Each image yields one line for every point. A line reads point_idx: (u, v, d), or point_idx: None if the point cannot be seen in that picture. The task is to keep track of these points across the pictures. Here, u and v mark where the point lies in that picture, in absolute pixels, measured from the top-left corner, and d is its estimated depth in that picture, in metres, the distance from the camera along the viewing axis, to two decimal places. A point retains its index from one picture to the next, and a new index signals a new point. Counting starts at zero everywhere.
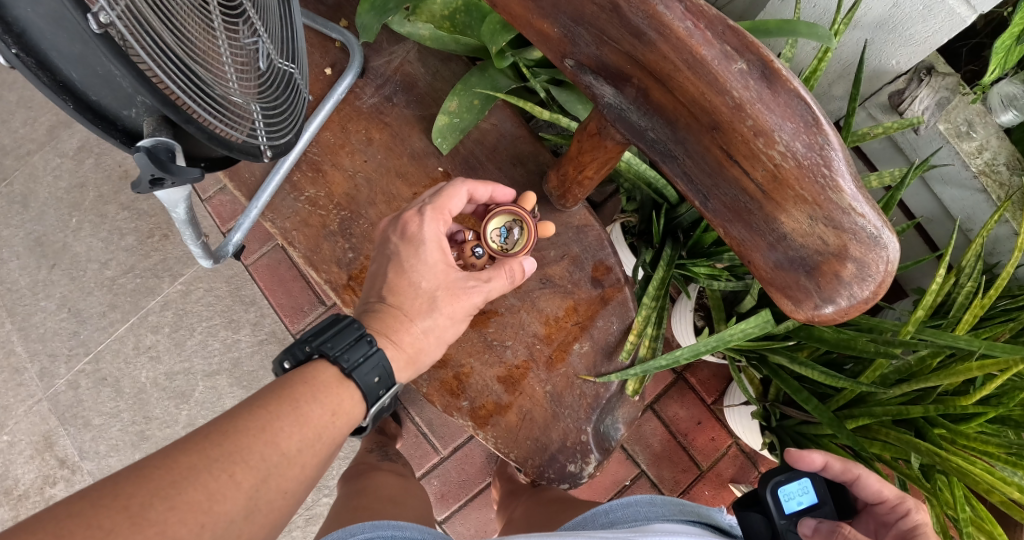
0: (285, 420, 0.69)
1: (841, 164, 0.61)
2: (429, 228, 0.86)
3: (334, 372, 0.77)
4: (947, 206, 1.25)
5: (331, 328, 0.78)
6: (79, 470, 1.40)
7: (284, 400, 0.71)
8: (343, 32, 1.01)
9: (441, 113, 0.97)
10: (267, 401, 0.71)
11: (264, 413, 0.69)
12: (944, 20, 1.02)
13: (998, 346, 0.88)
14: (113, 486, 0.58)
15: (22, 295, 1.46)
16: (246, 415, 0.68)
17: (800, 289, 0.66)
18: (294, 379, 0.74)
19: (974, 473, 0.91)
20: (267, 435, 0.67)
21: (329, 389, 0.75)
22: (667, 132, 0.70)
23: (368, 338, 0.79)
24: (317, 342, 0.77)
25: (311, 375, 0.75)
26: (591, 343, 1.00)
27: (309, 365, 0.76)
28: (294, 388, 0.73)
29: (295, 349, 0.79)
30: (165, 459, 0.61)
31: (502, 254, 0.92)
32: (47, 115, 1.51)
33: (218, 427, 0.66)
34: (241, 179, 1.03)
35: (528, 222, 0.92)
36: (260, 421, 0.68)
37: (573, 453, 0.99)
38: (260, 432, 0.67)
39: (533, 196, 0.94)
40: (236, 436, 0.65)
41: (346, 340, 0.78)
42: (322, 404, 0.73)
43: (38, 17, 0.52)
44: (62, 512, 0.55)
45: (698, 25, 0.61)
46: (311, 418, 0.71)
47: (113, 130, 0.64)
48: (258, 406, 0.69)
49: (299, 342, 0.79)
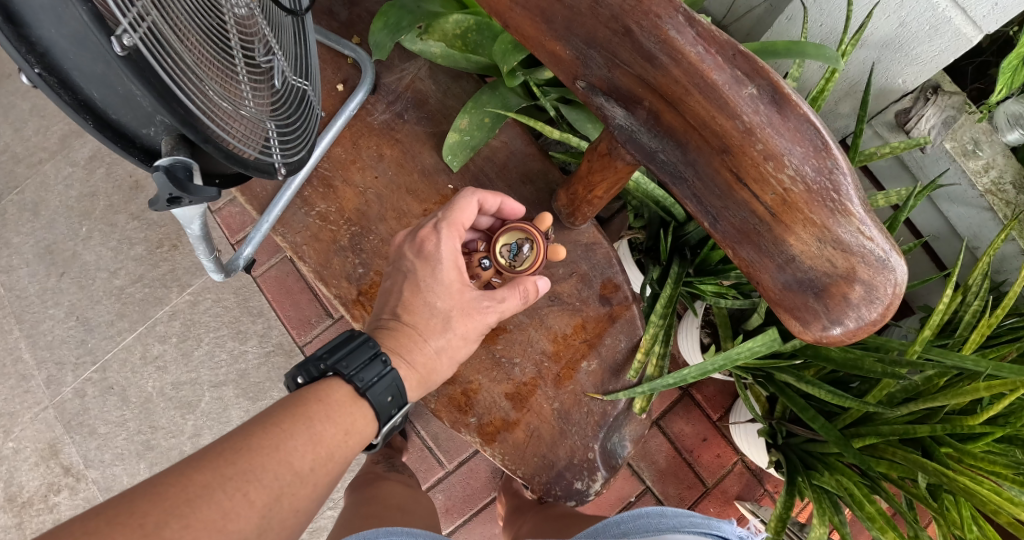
0: (299, 438, 0.70)
1: (850, 188, 0.62)
2: (446, 245, 0.86)
3: (347, 391, 0.77)
4: (954, 224, 1.26)
5: (346, 346, 0.78)
6: (84, 478, 1.40)
7: (298, 419, 0.71)
8: (355, 48, 1.02)
9: (452, 130, 0.97)
10: (280, 418, 0.71)
11: (277, 431, 0.69)
12: (950, 40, 1.03)
13: (1005, 367, 0.88)
14: (128, 503, 0.58)
15: (30, 302, 1.47)
16: (259, 432, 0.68)
17: (808, 310, 0.66)
18: (308, 397, 0.75)
19: (981, 493, 0.90)
20: (281, 454, 0.68)
21: (342, 409, 0.75)
22: (677, 154, 0.70)
23: (383, 358, 0.79)
24: (332, 361, 0.77)
25: (324, 394, 0.75)
26: (599, 361, 1.00)
27: (323, 383, 0.77)
28: (307, 406, 0.73)
29: (309, 366, 0.78)
30: (178, 476, 0.62)
31: (509, 270, 0.90)
32: (60, 124, 1.52)
33: (231, 444, 0.66)
34: (252, 194, 1.03)
35: (538, 240, 0.89)
36: (274, 439, 0.68)
37: (580, 470, 0.99)
38: (274, 450, 0.67)
39: (549, 217, 0.91)
40: (250, 454, 0.66)
41: (360, 359, 0.78)
42: (335, 424, 0.73)
43: (61, 37, 0.53)
44: (78, 528, 0.55)
45: (710, 49, 0.62)
46: (325, 437, 0.72)
47: (132, 148, 0.64)
48: (272, 424, 0.70)
49: (313, 359, 0.78)
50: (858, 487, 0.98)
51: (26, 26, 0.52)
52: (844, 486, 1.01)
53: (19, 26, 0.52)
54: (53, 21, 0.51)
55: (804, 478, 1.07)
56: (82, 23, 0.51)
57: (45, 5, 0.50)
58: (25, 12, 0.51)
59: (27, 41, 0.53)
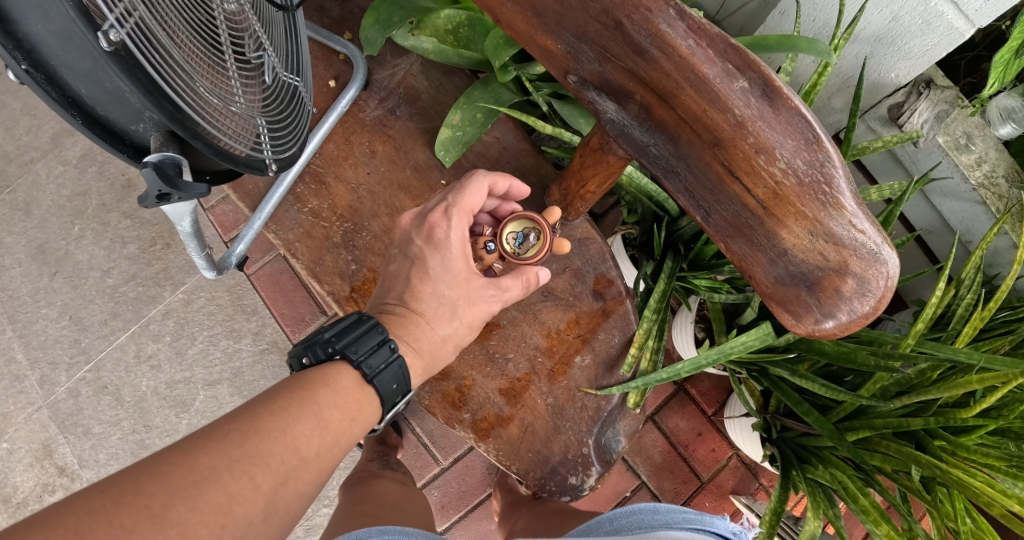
0: (306, 422, 0.69)
1: (842, 181, 0.62)
2: (455, 230, 0.87)
3: (354, 377, 0.77)
4: (947, 218, 1.26)
5: (356, 330, 0.79)
6: (79, 478, 1.40)
7: (306, 402, 0.71)
8: (346, 44, 1.00)
9: (444, 125, 0.94)
10: (288, 401, 0.70)
11: (285, 415, 0.69)
12: (943, 34, 1.03)
13: (998, 360, 0.88)
14: (133, 482, 0.57)
15: (23, 302, 1.46)
16: (266, 415, 0.68)
17: (801, 304, 0.67)
18: (315, 380, 0.74)
19: (975, 485, 0.91)
20: (288, 437, 0.67)
21: (349, 395, 0.75)
22: (669, 148, 0.71)
23: (391, 345, 0.79)
24: (341, 345, 0.77)
25: (331, 378, 0.75)
26: (592, 356, 0.97)
27: (330, 366, 0.76)
28: (315, 390, 0.73)
29: (316, 348, 0.78)
30: (185, 455, 0.61)
31: (513, 257, 0.88)
32: (51, 123, 1.52)
33: (238, 426, 0.66)
34: (245, 191, 1.00)
35: (545, 228, 0.88)
36: (281, 422, 0.68)
37: (574, 466, 0.96)
38: (281, 433, 0.67)
39: (557, 211, 0.91)
40: (257, 436, 0.65)
41: (369, 344, 0.78)
42: (341, 410, 0.73)
43: (48, 33, 0.52)
44: (81, 507, 0.54)
45: (700, 43, 0.62)
46: (332, 422, 0.71)
47: (120, 144, 0.64)
48: (278, 406, 0.69)
49: (320, 341, 0.78)
50: (853, 480, 0.98)
51: (13, 22, 0.51)
52: (838, 480, 1.01)
53: (5, 22, 0.51)
54: (40, 18, 0.51)
55: (799, 472, 1.07)
56: (69, 20, 0.50)
57: (30, 3, 0.50)
58: (11, 8, 0.50)
59: (14, 38, 0.52)
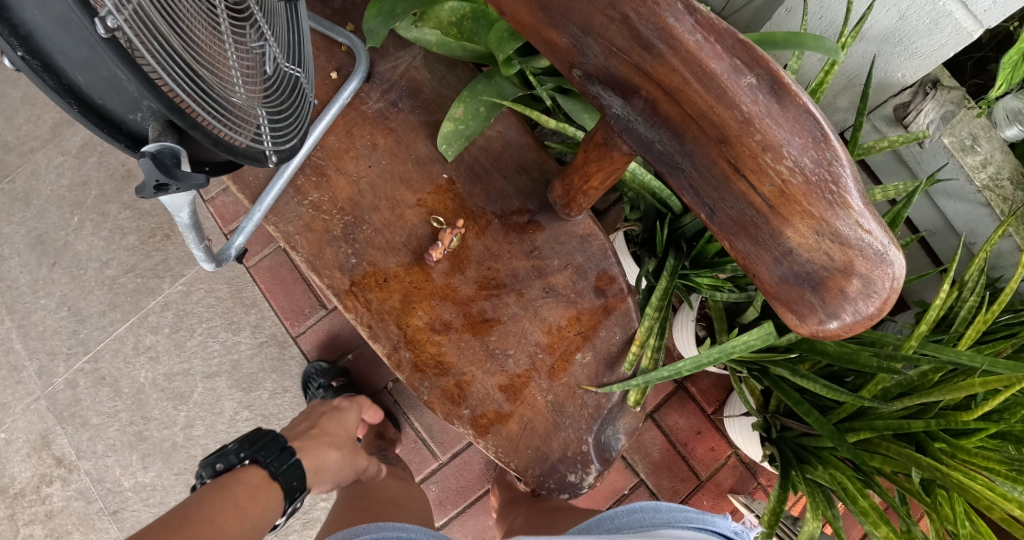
0: (229, 516, 0.81)
1: (848, 180, 0.62)
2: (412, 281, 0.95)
3: (261, 475, 0.90)
4: (950, 219, 1.26)
5: (263, 439, 0.93)
6: (76, 469, 1.40)
7: (213, 518, 0.79)
8: (349, 35, 0.98)
9: (446, 118, 0.93)
10: (200, 510, 0.79)
11: (209, 511, 0.79)
12: (951, 34, 1.03)
13: (1001, 363, 0.86)
14: None
15: (22, 292, 1.46)
16: (196, 511, 0.79)
17: (805, 304, 0.66)
18: (229, 481, 0.86)
19: (975, 489, 0.90)
20: (217, 524, 0.79)
21: (250, 495, 0.86)
22: (674, 144, 0.69)
23: (290, 449, 0.94)
24: (251, 450, 0.91)
25: (240, 478, 0.87)
26: (593, 354, 0.96)
27: (236, 473, 0.88)
28: (231, 488, 0.85)
29: (228, 454, 0.90)
30: (153, 529, 0.75)
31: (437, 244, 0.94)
32: (50, 113, 1.51)
33: (173, 522, 0.76)
34: (245, 183, 0.98)
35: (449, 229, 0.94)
36: (211, 513, 0.79)
37: (574, 463, 0.95)
38: (211, 524, 0.78)
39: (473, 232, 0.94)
40: (195, 522, 0.77)
41: (275, 450, 0.93)
42: (248, 501, 0.85)
43: (44, 19, 0.51)
44: None
45: (708, 38, 0.62)
46: (232, 527, 0.80)
47: (118, 134, 0.63)
48: (206, 504, 0.80)
49: (232, 448, 0.91)
50: (852, 481, 0.98)
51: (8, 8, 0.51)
52: (837, 481, 1.00)
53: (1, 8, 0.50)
54: (36, 4, 0.50)
55: (798, 473, 1.06)
56: (66, 5, 0.50)
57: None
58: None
59: (9, 24, 0.51)
